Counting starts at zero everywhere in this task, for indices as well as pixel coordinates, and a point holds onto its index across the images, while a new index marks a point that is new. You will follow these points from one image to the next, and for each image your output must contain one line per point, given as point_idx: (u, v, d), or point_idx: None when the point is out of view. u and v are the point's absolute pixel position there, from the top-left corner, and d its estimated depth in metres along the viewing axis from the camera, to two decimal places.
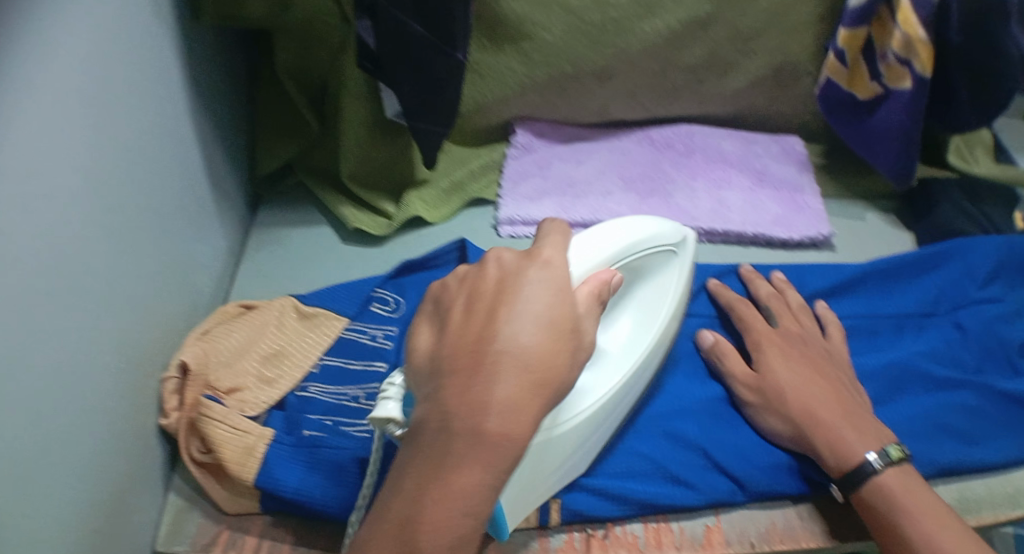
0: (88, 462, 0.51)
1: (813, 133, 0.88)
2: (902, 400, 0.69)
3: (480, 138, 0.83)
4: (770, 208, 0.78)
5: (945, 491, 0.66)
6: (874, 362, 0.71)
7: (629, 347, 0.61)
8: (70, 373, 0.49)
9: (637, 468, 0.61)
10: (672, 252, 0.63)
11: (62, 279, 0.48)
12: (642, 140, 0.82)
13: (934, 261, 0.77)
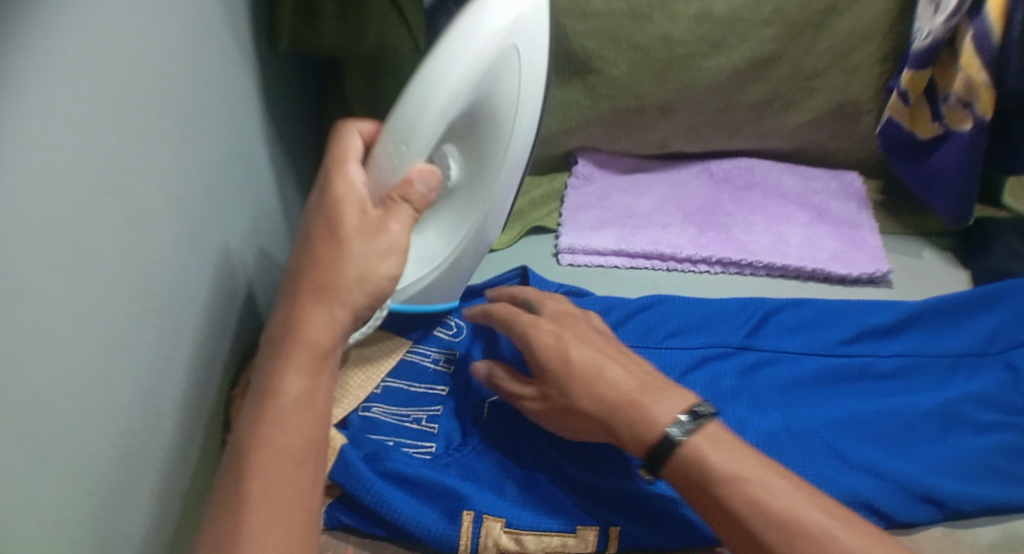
0: (168, 473, 0.55)
1: (871, 170, 0.89)
2: (950, 441, 0.69)
3: (542, 168, 0.85)
4: (826, 245, 0.79)
5: (991, 531, 0.66)
6: (926, 401, 0.70)
7: (480, 156, 0.63)
8: (157, 392, 0.53)
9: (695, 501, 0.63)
10: (518, 53, 0.58)
11: (155, 303, 0.52)
12: (701, 173, 0.84)
13: (988, 302, 0.77)
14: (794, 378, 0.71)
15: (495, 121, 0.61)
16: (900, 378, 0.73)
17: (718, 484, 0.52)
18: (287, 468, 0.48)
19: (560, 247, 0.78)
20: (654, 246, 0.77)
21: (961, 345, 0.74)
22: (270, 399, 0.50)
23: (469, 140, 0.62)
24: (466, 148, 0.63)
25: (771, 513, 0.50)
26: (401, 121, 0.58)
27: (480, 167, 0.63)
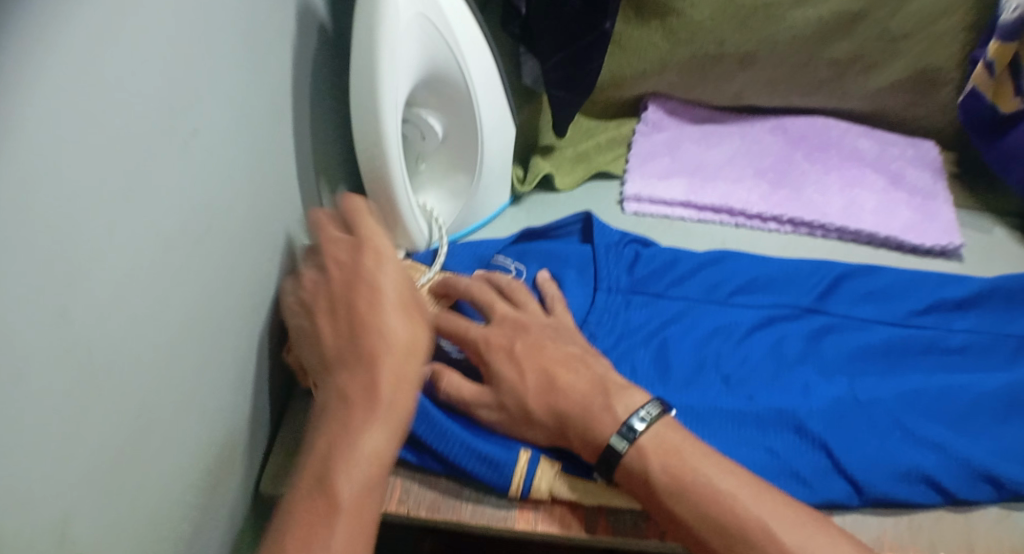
0: (199, 390, 0.55)
1: (948, 141, 0.86)
2: (1020, 426, 0.66)
3: (610, 112, 0.82)
4: (901, 212, 0.77)
5: None
6: (994, 380, 0.68)
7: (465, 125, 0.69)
8: (189, 312, 0.52)
9: (761, 460, 0.61)
10: (439, 23, 0.63)
11: (190, 217, 0.51)
12: (775, 129, 0.81)
13: None
14: (859, 344, 0.69)
15: (455, 76, 0.66)
16: (968, 355, 0.71)
17: (658, 487, 0.55)
18: (366, 473, 0.52)
19: (624, 194, 0.76)
20: (722, 200, 0.75)
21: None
22: (347, 402, 0.54)
23: (434, 94, 0.68)
24: (436, 103, 0.68)
25: (720, 508, 0.53)
26: (364, 105, 0.61)
27: (458, 118, 0.69)
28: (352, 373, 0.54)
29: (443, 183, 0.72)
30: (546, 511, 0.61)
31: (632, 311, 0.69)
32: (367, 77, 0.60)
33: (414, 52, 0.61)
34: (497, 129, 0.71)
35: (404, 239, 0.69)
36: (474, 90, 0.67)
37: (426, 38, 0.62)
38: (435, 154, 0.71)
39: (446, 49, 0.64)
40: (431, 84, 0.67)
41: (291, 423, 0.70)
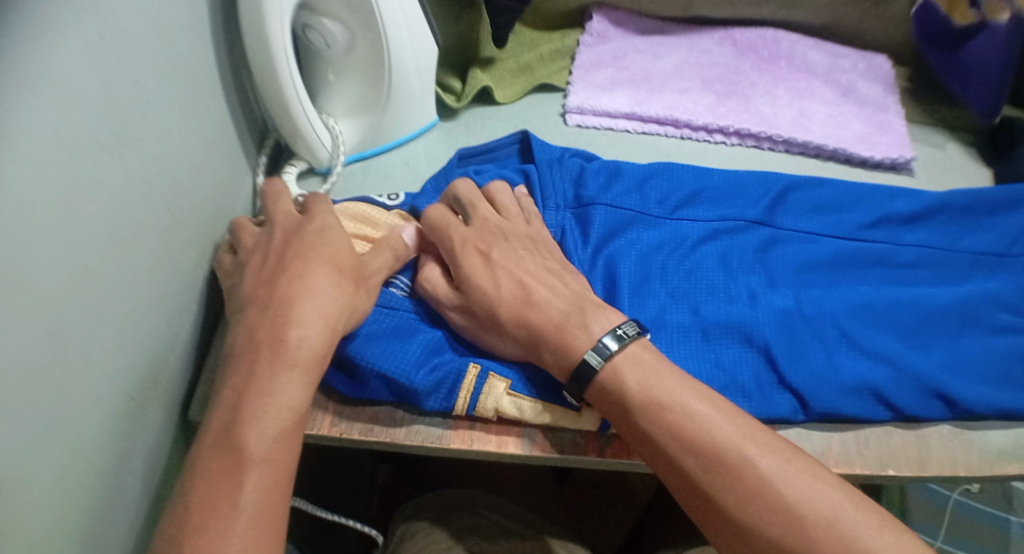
0: (114, 305, 0.51)
1: (902, 55, 0.84)
2: (967, 340, 0.66)
3: (554, 23, 0.79)
4: (852, 124, 0.74)
5: (999, 435, 0.64)
6: (942, 295, 0.67)
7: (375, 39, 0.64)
8: (90, 221, 0.48)
9: (710, 375, 0.60)
10: None
11: (75, 117, 0.47)
12: (724, 40, 0.78)
13: (1013, 201, 0.73)
14: (806, 257, 0.67)
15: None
16: (919, 269, 0.69)
17: (630, 403, 0.52)
18: (283, 425, 0.49)
19: (567, 106, 0.73)
20: (667, 111, 0.72)
21: (983, 243, 0.71)
22: (277, 350, 0.51)
23: (336, 0, 0.62)
24: (345, 13, 0.62)
25: (693, 426, 0.50)
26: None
27: (365, 30, 0.64)
28: (287, 324, 0.52)
29: (356, 93, 0.68)
30: (481, 430, 0.59)
31: (585, 226, 0.66)
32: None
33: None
34: (416, 42, 0.66)
35: (305, 152, 0.67)
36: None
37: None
38: (347, 65, 0.66)
39: None
40: None
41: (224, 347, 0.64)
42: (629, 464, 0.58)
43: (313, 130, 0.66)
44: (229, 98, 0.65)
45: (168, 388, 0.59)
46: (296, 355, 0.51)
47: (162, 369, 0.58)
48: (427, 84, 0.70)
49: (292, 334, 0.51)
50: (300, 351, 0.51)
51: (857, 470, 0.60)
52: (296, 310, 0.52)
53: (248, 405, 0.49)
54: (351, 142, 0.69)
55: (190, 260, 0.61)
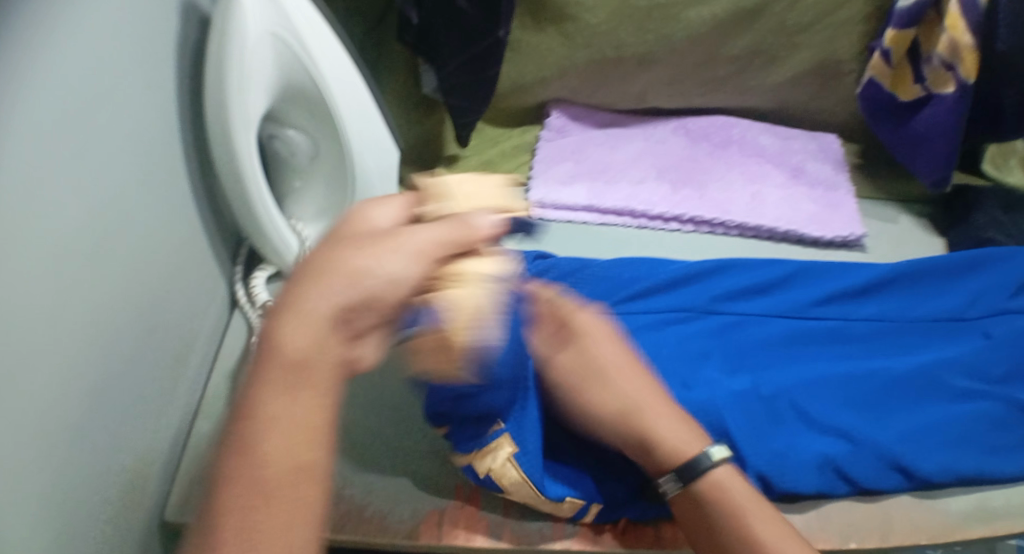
0: (85, 427, 0.54)
1: (851, 131, 0.88)
2: (930, 409, 0.67)
3: (513, 120, 0.82)
4: (804, 206, 0.78)
5: (960, 502, 0.65)
6: (903, 366, 0.69)
7: (332, 136, 0.69)
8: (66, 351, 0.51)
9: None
10: (292, 40, 0.64)
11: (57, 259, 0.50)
12: (678, 129, 0.82)
13: (969, 268, 0.76)
14: (763, 338, 0.70)
15: (316, 94, 0.67)
16: (876, 338, 0.72)
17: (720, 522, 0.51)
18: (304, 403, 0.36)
19: (528, 200, 0.76)
20: (625, 202, 0.76)
21: (940, 308, 0.73)
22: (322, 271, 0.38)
23: (302, 112, 0.68)
24: (302, 118, 0.69)
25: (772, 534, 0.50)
26: (218, 110, 0.62)
27: (327, 138, 0.70)
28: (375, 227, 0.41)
29: (319, 195, 0.73)
30: (451, 523, 0.60)
31: None
32: (220, 97, 0.62)
33: (267, 69, 0.64)
34: (374, 138, 0.72)
35: (273, 257, 0.72)
36: (338, 111, 0.68)
37: (279, 58, 0.64)
38: (314, 172, 0.72)
39: (299, 57, 0.65)
40: (291, 98, 0.68)
41: (201, 446, 0.69)
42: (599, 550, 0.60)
43: (280, 235, 0.71)
44: (199, 212, 0.69)
45: (143, 490, 0.63)
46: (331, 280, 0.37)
47: (135, 473, 0.62)
48: (391, 190, 0.76)
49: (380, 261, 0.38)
50: (330, 309, 0.37)
51: (820, 545, 0.62)
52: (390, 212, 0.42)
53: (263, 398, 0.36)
54: None
55: (157, 369, 0.65)
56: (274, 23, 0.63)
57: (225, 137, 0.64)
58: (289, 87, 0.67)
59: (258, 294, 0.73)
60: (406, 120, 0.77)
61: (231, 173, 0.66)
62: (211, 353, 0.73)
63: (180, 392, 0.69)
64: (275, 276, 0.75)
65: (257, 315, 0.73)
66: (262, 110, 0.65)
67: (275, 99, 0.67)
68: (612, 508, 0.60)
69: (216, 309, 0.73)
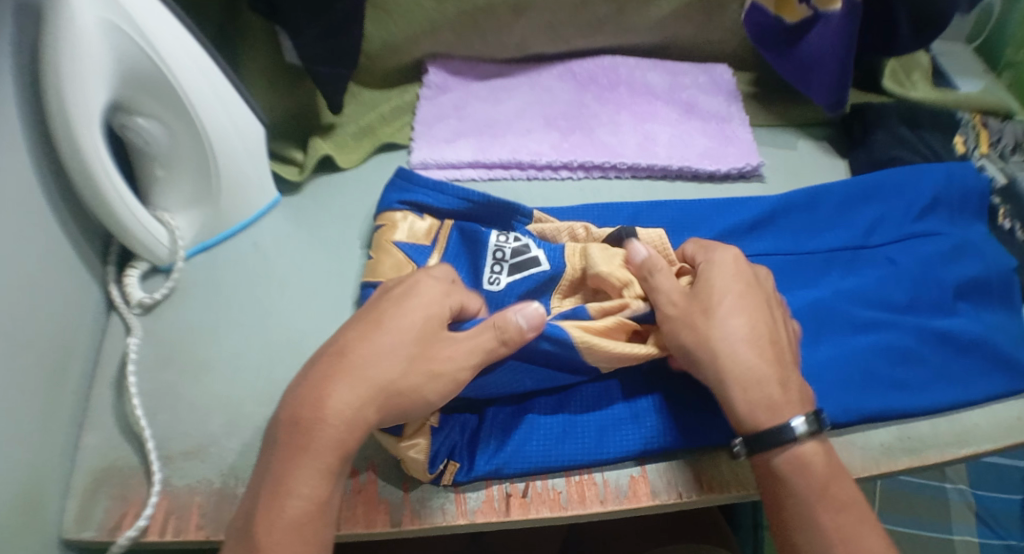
0: None
1: (743, 61, 0.86)
2: (834, 341, 0.67)
3: (390, 80, 0.81)
4: (697, 141, 0.77)
5: (885, 431, 0.65)
6: (801, 300, 0.69)
7: (188, 124, 0.66)
8: None
9: (545, 430, 0.62)
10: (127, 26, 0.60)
11: None
12: (563, 74, 0.80)
13: (869, 193, 0.75)
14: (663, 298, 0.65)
15: (162, 79, 0.63)
16: (783, 273, 0.70)
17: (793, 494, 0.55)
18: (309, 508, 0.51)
19: (411, 162, 0.73)
20: (511, 155, 0.73)
21: (846, 237, 0.73)
22: (310, 434, 0.52)
23: (150, 99, 0.64)
24: (152, 108, 0.64)
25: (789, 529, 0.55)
26: (56, 105, 0.59)
27: (184, 126, 0.66)
28: (325, 399, 0.52)
29: (185, 185, 0.69)
30: (350, 510, 0.59)
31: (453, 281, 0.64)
32: (55, 92, 0.58)
33: (97, 57, 0.59)
34: (236, 122, 0.68)
35: (144, 253, 0.69)
36: (189, 96, 0.64)
37: (112, 43, 0.60)
38: (176, 162, 0.67)
39: (135, 44, 0.60)
40: (137, 88, 0.63)
41: (93, 459, 0.64)
42: (505, 521, 0.59)
43: (148, 232, 0.67)
44: (60, 215, 0.64)
45: (37, 516, 0.59)
46: (318, 440, 0.52)
47: (22, 499, 0.58)
48: (262, 167, 0.72)
49: (335, 407, 0.52)
50: (320, 436, 0.52)
51: (732, 490, 0.61)
52: (334, 384, 0.53)
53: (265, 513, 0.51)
54: (189, 235, 0.71)
55: (38, 380, 0.61)
56: (100, 8, 0.58)
57: (65, 135, 0.60)
58: (132, 77, 0.62)
59: (132, 292, 0.68)
60: (276, 91, 0.74)
61: (82, 173, 0.62)
62: (91, 361, 0.68)
63: (65, 405, 0.64)
64: (151, 271, 0.71)
65: (134, 315, 0.69)
66: (103, 102, 0.61)
67: (117, 88, 0.62)
68: (473, 466, 0.60)
69: (91, 314, 0.68)
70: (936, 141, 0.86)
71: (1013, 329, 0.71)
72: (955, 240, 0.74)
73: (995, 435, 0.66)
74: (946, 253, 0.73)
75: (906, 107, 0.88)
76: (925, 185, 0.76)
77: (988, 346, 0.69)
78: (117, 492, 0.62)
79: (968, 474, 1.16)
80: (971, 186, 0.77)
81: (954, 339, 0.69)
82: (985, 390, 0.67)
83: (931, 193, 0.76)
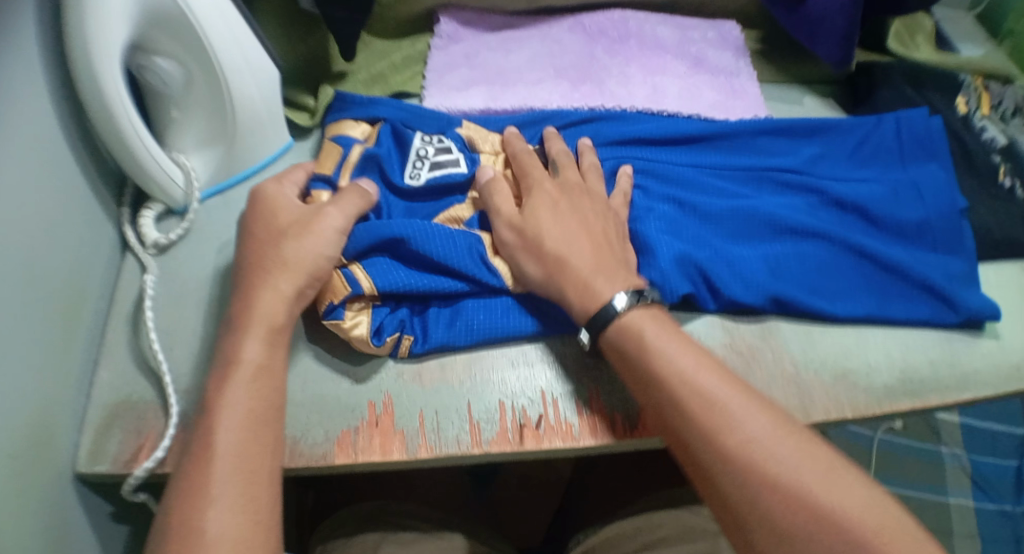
0: None
1: (750, 17, 0.87)
2: (754, 245, 0.69)
3: (401, 30, 0.81)
4: (705, 94, 0.78)
5: (889, 374, 0.67)
6: (726, 203, 0.70)
7: (207, 66, 0.66)
8: None
9: (487, 306, 0.64)
10: None
11: None
12: (574, 27, 0.81)
13: (818, 128, 0.77)
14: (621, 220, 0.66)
15: (182, 18, 0.63)
16: (713, 179, 0.72)
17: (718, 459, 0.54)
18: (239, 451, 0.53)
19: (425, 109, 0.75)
20: (522, 103, 0.75)
21: (784, 160, 0.74)
22: (232, 370, 0.56)
23: (169, 38, 0.64)
24: (171, 48, 0.65)
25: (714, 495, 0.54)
26: (79, 40, 0.59)
27: (201, 68, 0.66)
28: (238, 345, 0.57)
29: (201, 128, 0.70)
30: (366, 441, 0.60)
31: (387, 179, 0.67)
32: (78, 26, 0.59)
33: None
34: (253, 66, 0.69)
35: (159, 194, 0.70)
36: (208, 37, 0.65)
37: None
38: (192, 102, 0.68)
39: None
40: (158, 27, 0.64)
41: (107, 395, 0.65)
42: (519, 453, 0.61)
43: (164, 173, 0.68)
44: (77, 154, 0.65)
45: (52, 446, 0.60)
46: (224, 400, 0.55)
47: (38, 430, 0.59)
48: (278, 113, 0.73)
49: (247, 355, 0.57)
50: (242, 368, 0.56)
51: None
52: (242, 340, 0.57)
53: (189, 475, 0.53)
54: (204, 177, 0.72)
55: (54, 315, 0.62)
56: None
57: (87, 71, 0.61)
58: (154, 14, 0.63)
59: (147, 233, 0.69)
60: (288, 39, 0.75)
61: (102, 110, 0.63)
62: (107, 299, 0.69)
63: (80, 342, 0.65)
64: (166, 213, 0.72)
65: (150, 256, 0.70)
66: (125, 39, 0.62)
67: (137, 25, 0.63)
68: (426, 340, 0.63)
69: (106, 252, 0.69)
70: (937, 98, 0.87)
71: (960, 264, 0.71)
72: (901, 180, 0.74)
73: (993, 381, 0.69)
74: (894, 192, 0.73)
75: (909, 68, 0.90)
76: (890, 128, 0.78)
77: (910, 277, 0.69)
78: (131, 426, 0.63)
79: (962, 438, 1.18)
80: (934, 130, 0.77)
81: (850, 267, 0.69)
82: (908, 313, 0.69)
83: (872, 130, 0.78)
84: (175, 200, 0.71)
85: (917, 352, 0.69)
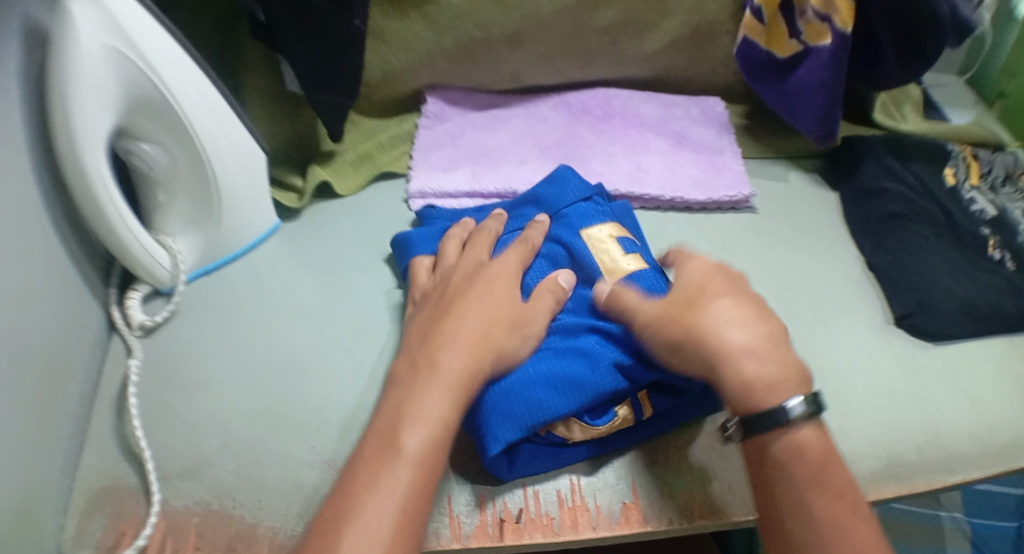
0: None
1: (735, 93, 0.89)
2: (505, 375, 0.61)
3: (390, 109, 0.84)
4: (687, 171, 0.79)
5: (875, 457, 0.67)
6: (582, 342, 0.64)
7: (192, 150, 0.68)
8: None
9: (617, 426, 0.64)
10: (133, 55, 0.62)
11: None
12: (558, 105, 0.83)
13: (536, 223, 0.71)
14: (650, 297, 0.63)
15: (166, 107, 0.65)
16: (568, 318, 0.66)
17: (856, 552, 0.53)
18: (409, 477, 0.52)
19: (409, 191, 0.77)
20: (506, 183, 0.76)
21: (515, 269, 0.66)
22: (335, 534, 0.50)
23: (154, 124, 0.66)
24: (156, 134, 0.66)
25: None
26: (64, 134, 0.61)
27: (185, 150, 0.68)
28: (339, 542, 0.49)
29: (187, 206, 0.71)
30: None
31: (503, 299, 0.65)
32: (61, 119, 0.60)
33: (103, 81, 0.61)
34: (238, 146, 0.70)
35: (144, 275, 0.70)
36: (191, 122, 0.66)
37: (118, 73, 0.62)
38: (177, 185, 0.70)
39: (141, 72, 0.62)
40: (144, 115, 0.65)
41: (92, 480, 0.64)
42: (499, 547, 0.61)
43: (150, 254, 0.69)
44: (64, 236, 0.66)
45: (37, 531, 0.60)
46: (409, 444, 0.53)
47: (25, 513, 0.59)
48: (263, 191, 0.75)
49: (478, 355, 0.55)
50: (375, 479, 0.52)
51: (724, 517, 0.62)
52: (416, 395, 0.56)
53: (354, 486, 0.52)
54: (190, 258, 0.73)
55: (41, 397, 0.62)
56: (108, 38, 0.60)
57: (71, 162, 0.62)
58: (138, 104, 0.64)
59: (135, 315, 0.70)
60: (274, 119, 0.78)
61: (87, 196, 0.64)
62: (92, 382, 0.69)
63: (66, 422, 0.65)
64: (152, 295, 0.73)
65: (134, 337, 0.70)
66: (108, 128, 0.63)
67: (122, 114, 0.64)
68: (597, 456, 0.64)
69: (92, 334, 0.69)
70: (923, 169, 0.87)
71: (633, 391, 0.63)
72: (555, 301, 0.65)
73: (981, 462, 0.68)
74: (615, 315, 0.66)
75: (895, 140, 0.89)
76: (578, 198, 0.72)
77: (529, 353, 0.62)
78: (114, 510, 0.63)
79: (963, 501, 1.16)
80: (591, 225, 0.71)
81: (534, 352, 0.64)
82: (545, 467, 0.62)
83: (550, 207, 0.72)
84: (159, 280, 0.72)
85: (904, 437, 0.68)
